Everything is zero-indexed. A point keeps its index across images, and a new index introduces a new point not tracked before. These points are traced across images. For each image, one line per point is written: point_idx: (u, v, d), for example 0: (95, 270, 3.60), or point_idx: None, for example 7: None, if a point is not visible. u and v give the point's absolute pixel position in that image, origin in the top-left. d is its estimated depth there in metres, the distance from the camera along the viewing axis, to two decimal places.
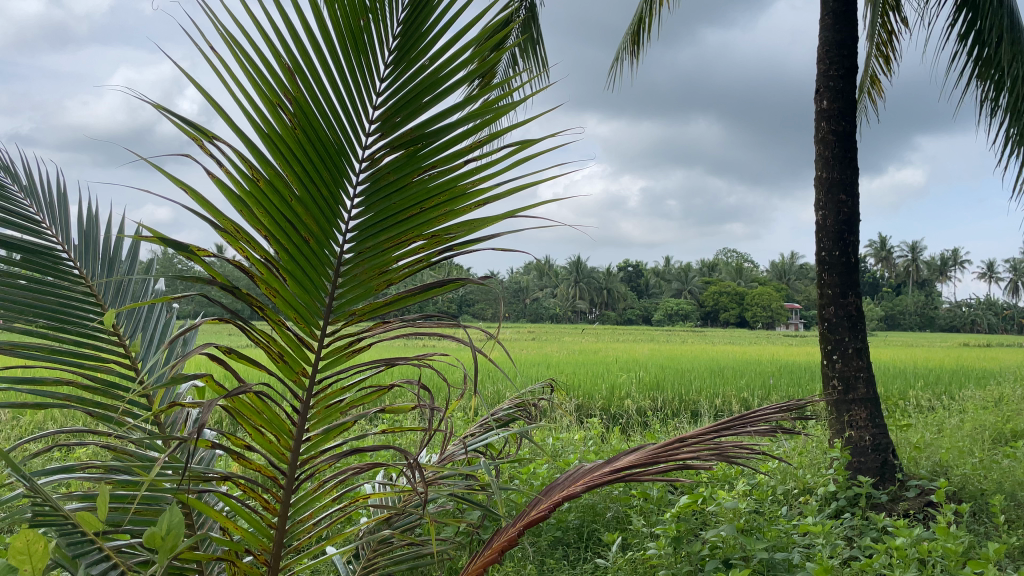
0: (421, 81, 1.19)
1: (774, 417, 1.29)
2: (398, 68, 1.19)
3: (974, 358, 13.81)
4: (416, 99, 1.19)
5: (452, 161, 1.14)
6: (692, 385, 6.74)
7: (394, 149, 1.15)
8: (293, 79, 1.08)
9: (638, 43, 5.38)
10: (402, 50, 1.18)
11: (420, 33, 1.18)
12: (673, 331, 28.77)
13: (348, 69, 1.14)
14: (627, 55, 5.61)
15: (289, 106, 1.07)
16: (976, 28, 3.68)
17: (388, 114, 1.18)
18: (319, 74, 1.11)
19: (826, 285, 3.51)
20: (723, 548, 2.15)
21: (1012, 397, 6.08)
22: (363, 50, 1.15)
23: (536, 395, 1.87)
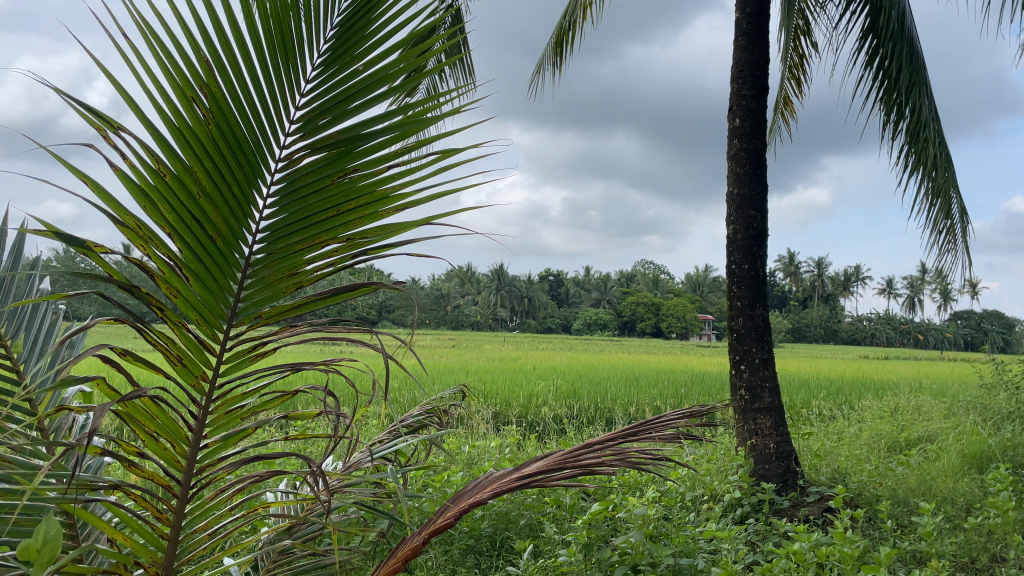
0: (351, 85, 1.17)
1: (681, 421, 1.33)
2: (328, 70, 1.17)
3: (871, 370, 14.54)
4: (342, 102, 1.17)
5: (375, 165, 1.13)
6: (607, 392, 6.85)
7: (316, 150, 1.13)
8: (210, 72, 1.06)
9: (561, 56, 5.46)
10: (334, 53, 1.17)
11: (358, 37, 1.18)
12: (592, 340, 29.18)
13: (275, 69, 1.13)
14: (550, 66, 5.67)
15: (204, 100, 1.05)
16: (879, 55, 3.88)
17: (312, 115, 1.16)
18: (239, 73, 1.10)
19: (735, 297, 3.63)
20: (632, 554, 2.19)
21: (906, 407, 6.42)
22: (292, 51, 1.14)
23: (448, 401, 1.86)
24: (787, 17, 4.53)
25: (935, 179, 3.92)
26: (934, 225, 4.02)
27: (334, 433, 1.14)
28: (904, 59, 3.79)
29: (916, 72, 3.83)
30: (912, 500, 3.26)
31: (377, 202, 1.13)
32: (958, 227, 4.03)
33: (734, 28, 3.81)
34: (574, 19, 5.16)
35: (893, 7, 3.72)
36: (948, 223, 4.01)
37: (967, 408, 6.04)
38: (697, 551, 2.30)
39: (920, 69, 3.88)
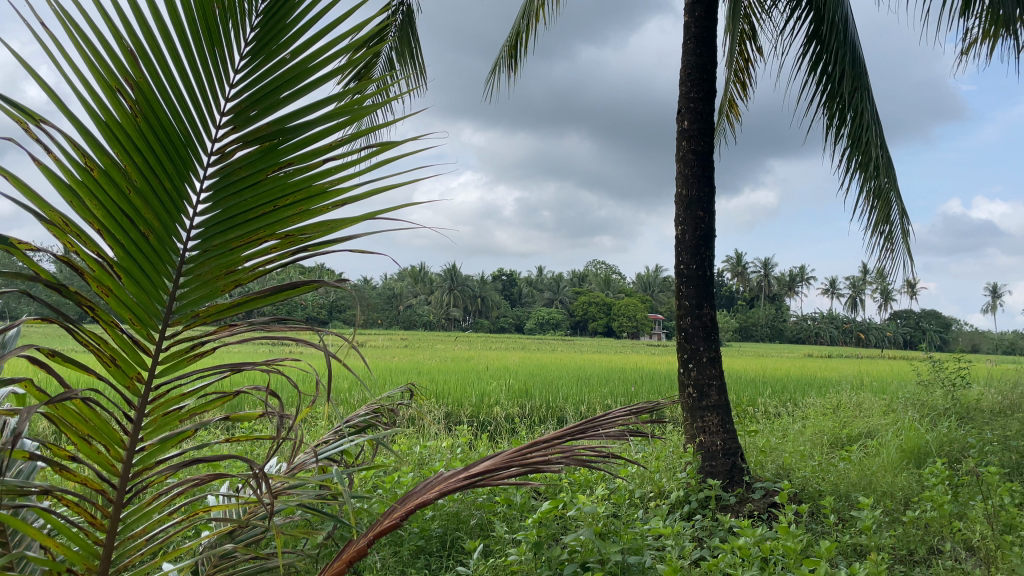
0: (280, 75, 1.17)
1: (628, 418, 1.36)
2: (255, 59, 1.18)
3: (814, 368, 14.89)
4: (272, 92, 1.17)
5: (309, 159, 1.13)
6: (559, 391, 6.88)
7: (248, 143, 1.13)
8: (137, 64, 1.06)
9: (514, 56, 5.47)
10: (260, 43, 1.18)
11: (281, 27, 1.19)
12: (544, 339, 29.27)
13: (202, 60, 1.13)
14: (503, 67, 5.68)
15: (131, 92, 1.03)
16: (822, 60, 3.97)
17: (242, 107, 1.15)
18: (166, 63, 1.10)
19: (683, 297, 3.68)
20: (581, 552, 2.20)
21: (847, 404, 6.60)
22: (218, 40, 1.14)
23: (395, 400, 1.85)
24: (733, 21, 4.62)
25: (876, 183, 4.03)
26: (874, 227, 4.13)
27: (277, 434, 1.12)
28: (846, 64, 3.89)
29: (858, 77, 3.94)
30: (854, 494, 3.35)
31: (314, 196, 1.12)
32: (897, 230, 4.15)
33: (683, 31, 3.86)
34: (527, 20, 5.17)
35: (835, 12, 3.82)
36: (887, 226, 4.13)
37: (905, 404, 6.22)
38: (645, 548, 2.33)
39: (862, 75, 3.98)
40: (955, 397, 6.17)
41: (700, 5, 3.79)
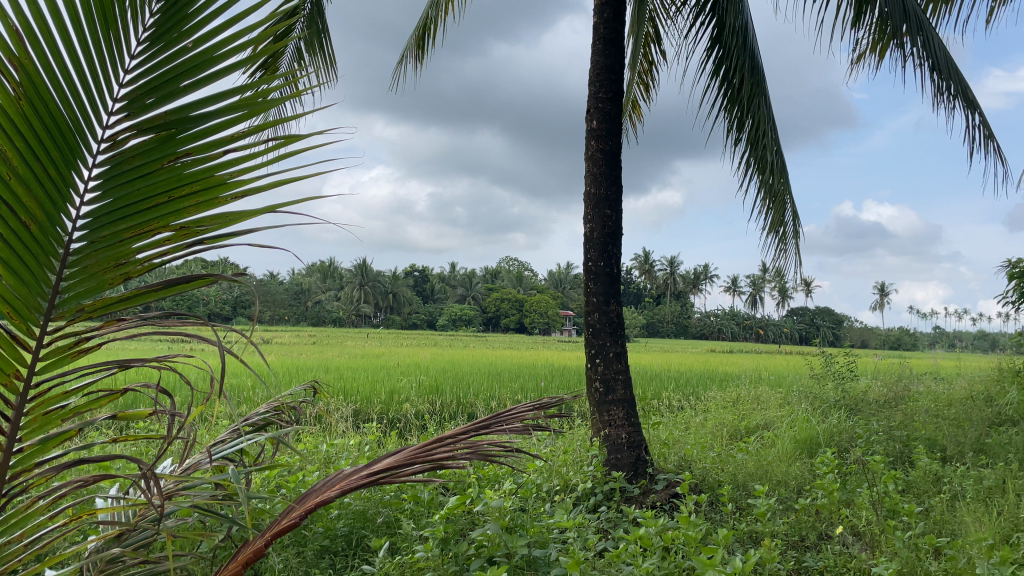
0: (180, 62, 1.13)
1: (533, 412, 1.40)
2: (154, 46, 1.13)
3: (715, 362, 15.43)
4: (171, 81, 1.13)
5: (209, 150, 1.09)
6: (469, 388, 6.89)
7: (143, 132, 1.08)
8: (21, 44, 1.00)
9: (422, 48, 5.43)
10: (160, 29, 1.14)
11: (185, 14, 1.15)
12: (456, 335, 29.24)
13: (96, 42, 1.08)
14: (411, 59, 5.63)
15: (15, 73, 0.97)
16: (724, 65, 4.11)
17: (139, 94, 1.10)
18: (54, 43, 1.05)
19: (591, 293, 3.74)
20: (488, 547, 2.21)
21: (745, 397, 6.87)
22: (113, 24, 1.10)
23: (293, 398, 1.82)
24: (639, 25, 4.72)
25: (772, 186, 4.20)
26: (770, 227, 4.31)
27: (169, 433, 1.08)
28: (746, 70, 4.04)
29: (757, 84, 4.09)
30: (750, 483, 3.49)
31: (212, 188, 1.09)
32: (790, 230, 4.34)
33: (592, 31, 3.92)
34: (436, 13, 5.14)
35: (737, 20, 3.95)
36: (781, 227, 4.32)
37: (799, 397, 6.52)
38: (550, 541, 2.36)
39: (761, 81, 4.15)
40: (844, 390, 6.51)
41: (609, 6, 3.86)
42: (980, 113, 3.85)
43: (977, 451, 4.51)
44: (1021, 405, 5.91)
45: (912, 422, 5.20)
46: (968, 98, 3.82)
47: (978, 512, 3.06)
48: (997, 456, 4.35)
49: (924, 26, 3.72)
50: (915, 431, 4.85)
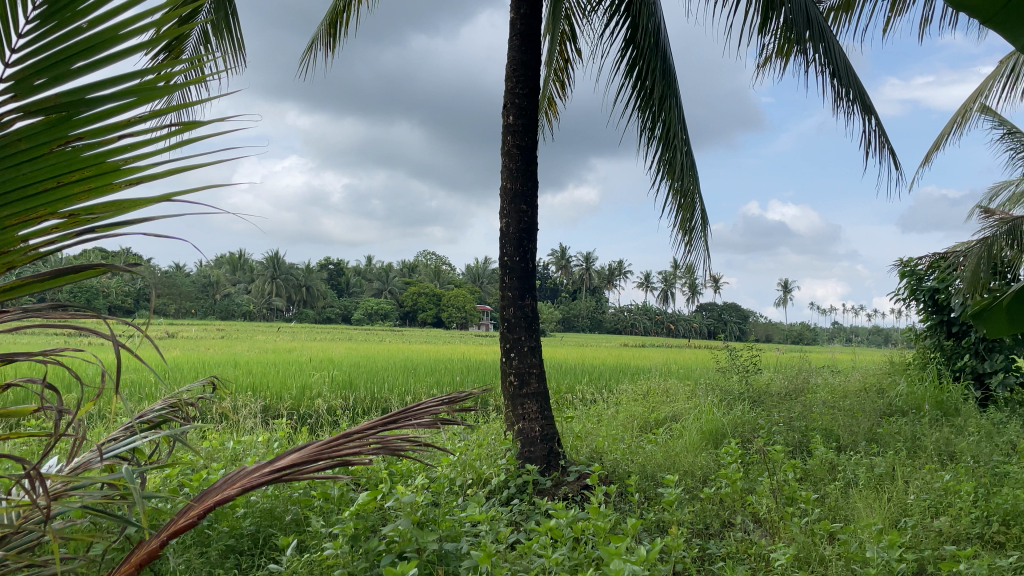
0: (76, 42, 0.92)
1: (440, 403, 1.44)
2: (46, 24, 0.92)
3: (628, 356, 15.80)
4: (63, 61, 0.91)
5: (105, 135, 0.94)
6: (383, 383, 6.83)
7: (28, 113, 0.91)
8: None
9: (333, 36, 5.34)
10: (53, 7, 0.93)
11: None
12: (371, 330, 28.91)
13: None
14: (321, 46, 5.52)
15: None
16: (637, 66, 4.19)
17: (23, 74, 0.90)
18: None
19: (506, 288, 3.76)
20: (399, 542, 2.20)
21: (655, 390, 7.06)
22: None
23: (192, 394, 1.77)
24: (555, 22, 4.75)
25: (682, 185, 4.31)
26: (680, 225, 4.43)
27: (55, 431, 1.03)
28: (658, 72, 4.12)
29: (668, 85, 4.18)
30: (659, 474, 3.58)
31: (105, 173, 0.98)
32: (698, 228, 4.47)
33: (508, 27, 3.93)
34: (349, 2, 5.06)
35: (649, 21, 4.03)
36: (690, 224, 4.44)
37: (706, 390, 6.75)
38: (462, 535, 2.36)
39: (672, 82, 4.25)
40: (748, 382, 6.76)
41: (526, 3, 3.88)
42: (876, 119, 4.04)
43: (870, 440, 4.76)
44: (909, 396, 6.27)
45: (810, 413, 5.45)
46: (864, 104, 4.01)
47: (869, 499, 3.24)
48: (887, 445, 4.61)
49: (825, 34, 3.90)
50: (813, 422, 5.08)
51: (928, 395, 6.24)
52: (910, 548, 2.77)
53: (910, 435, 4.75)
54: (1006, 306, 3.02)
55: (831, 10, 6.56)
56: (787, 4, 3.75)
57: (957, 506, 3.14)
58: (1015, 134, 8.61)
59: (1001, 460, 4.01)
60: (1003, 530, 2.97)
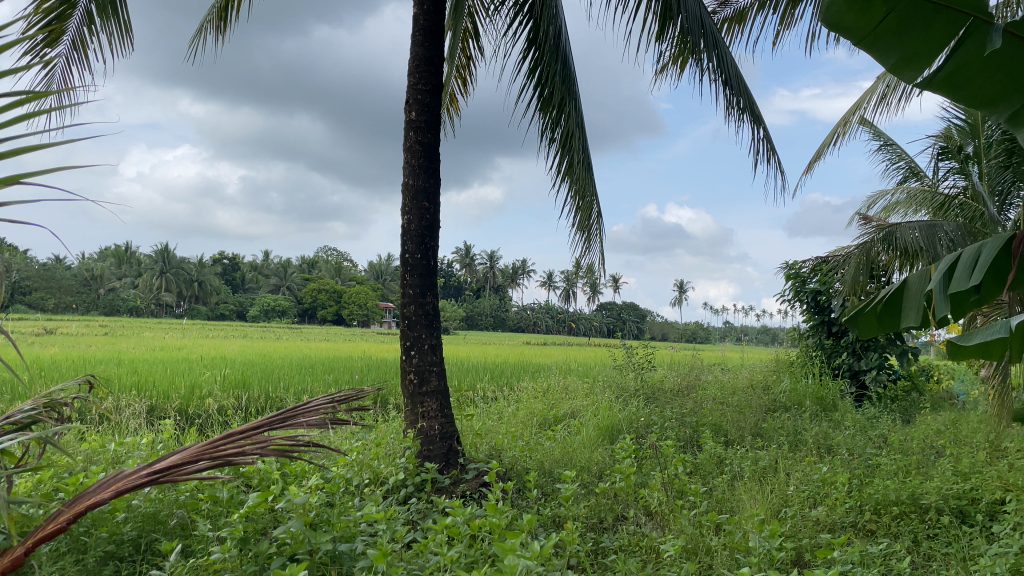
0: None
1: (330, 405, 1.49)
2: None
3: (528, 354, 16.01)
4: None
5: None
6: (279, 381, 6.65)
7: None
8: None
9: (225, 20, 5.14)
10: None
11: None
12: (268, 326, 28.11)
13: None
14: (212, 28, 5.31)
15: None
16: (539, 68, 4.23)
17: None
18: None
19: (407, 285, 3.72)
20: (291, 544, 2.15)
21: (555, 387, 7.18)
22: None
23: (66, 394, 1.67)
24: (458, 19, 4.73)
25: (580, 185, 4.40)
26: (578, 225, 4.52)
27: None
28: (559, 75, 4.18)
29: (568, 89, 4.25)
30: (555, 469, 3.64)
31: None
32: (595, 227, 4.57)
33: (411, 22, 3.89)
34: None
35: (550, 24, 4.08)
36: (588, 225, 4.53)
37: (603, 387, 6.90)
38: (357, 535, 2.33)
39: (572, 84, 4.31)
40: (643, 380, 6.95)
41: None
42: (764, 128, 4.23)
43: (755, 434, 4.99)
44: (792, 393, 6.60)
45: (701, 408, 5.66)
46: (754, 114, 4.19)
47: (753, 490, 3.39)
48: (771, 439, 4.83)
49: (718, 44, 4.04)
50: (703, 417, 5.27)
51: (809, 391, 6.59)
52: (790, 537, 2.92)
53: (792, 429, 5.00)
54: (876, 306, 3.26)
55: (724, 21, 6.80)
56: (683, 14, 3.87)
57: (834, 495, 3.32)
58: (889, 146, 9.17)
59: (872, 452, 4.28)
60: (874, 518, 3.17)
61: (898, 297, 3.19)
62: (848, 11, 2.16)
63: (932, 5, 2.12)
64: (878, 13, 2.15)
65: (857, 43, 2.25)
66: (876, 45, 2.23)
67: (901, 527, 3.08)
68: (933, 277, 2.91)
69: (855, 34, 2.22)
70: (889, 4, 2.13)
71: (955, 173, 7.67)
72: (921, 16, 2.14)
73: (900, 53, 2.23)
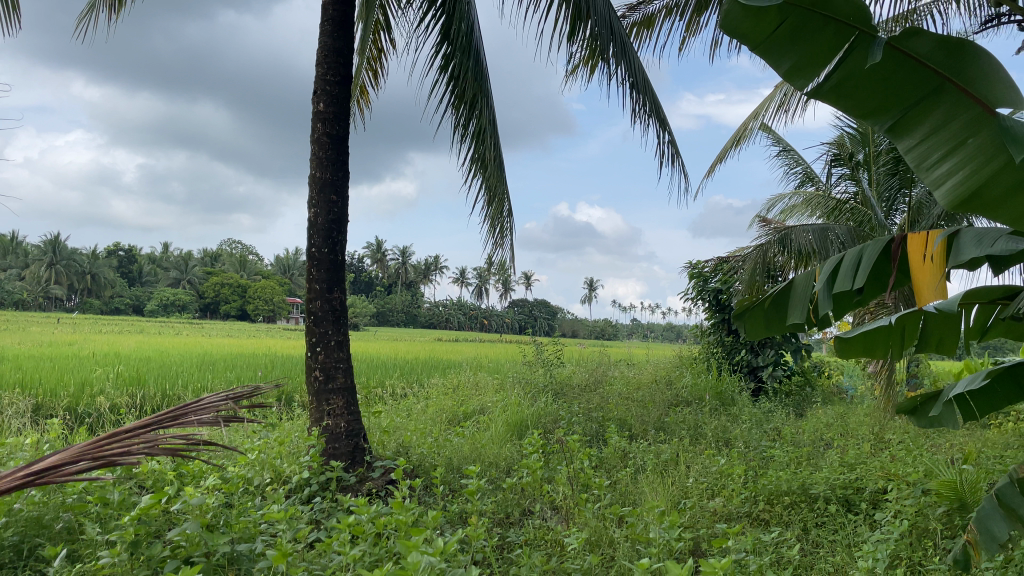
0: None
1: (223, 403, 1.46)
2: None
3: (438, 350, 15.99)
4: None
5: None
6: (177, 378, 6.41)
7: None
8: None
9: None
10: None
11: None
12: (166, 321, 26.99)
13: None
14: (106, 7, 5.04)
15: None
16: (451, 63, 4.21)
17: None
18: None
19: (313, 280, 3.64)
20: (185, 547, 2.07)
21: (465, 383, 7.19)
22: None
23: None
24: (369, 11, 4.66)
25: (492, 181, 4.41)
26: (490, 221, 4.53)
27: None
28: (471, 71, 4.17)
29: (480, 87, 4.25)
30: (463, 466, 3.64)
31: None
32: (507, 223, 4.60)
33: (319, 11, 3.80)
34: None
35: (462, 21, 4.06)
36: (500, 223, 4.56)
37: (513, 382, 6.96)
38: (256, 536, 2.28)
39: (485, 81, 4.31)
40: (552, 375, 7.04)
41: None
42: (669, 132, 4.34)
43: (658, 429, 5.13)
44: (693, 387, 6.82)
45: (607, 404, 5.78)
46: (660, 118, 4.30)
47: (655, 483, 3.49)
48: (673, 432, 4.98)
49: (626, 48, 4.12)
50: (609, 412, 5.38)
51: (709, 387, 6.82)
52: (688, 528, 3.02)
53: (693, 424, 5.17)
54: (764, 304, 3.41)
55: (633, 25, 6.90)
56: (593, 17, 3.92)
57: (730, 487, 3.46)
58: (788, 152, 9.57)
59: (767, 445, 4.46)
60: (767, 508, 3.31)
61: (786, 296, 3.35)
62: (743, 18, 2.28)
63: (820, 17, 2.25)
64: (772, 22, 2.27)
65: (753, 47, 2.37)
66: (770, 50, 2.35)
67: (792, 516, 3.22)
68: (818, 278, 3.04)
69: (750, 38, 2.34)
70: (781, 13, 2.25)
71: (847, 179, 8.11)
72: (813, 28, 2.27)
73: (792, 61, 2.33)
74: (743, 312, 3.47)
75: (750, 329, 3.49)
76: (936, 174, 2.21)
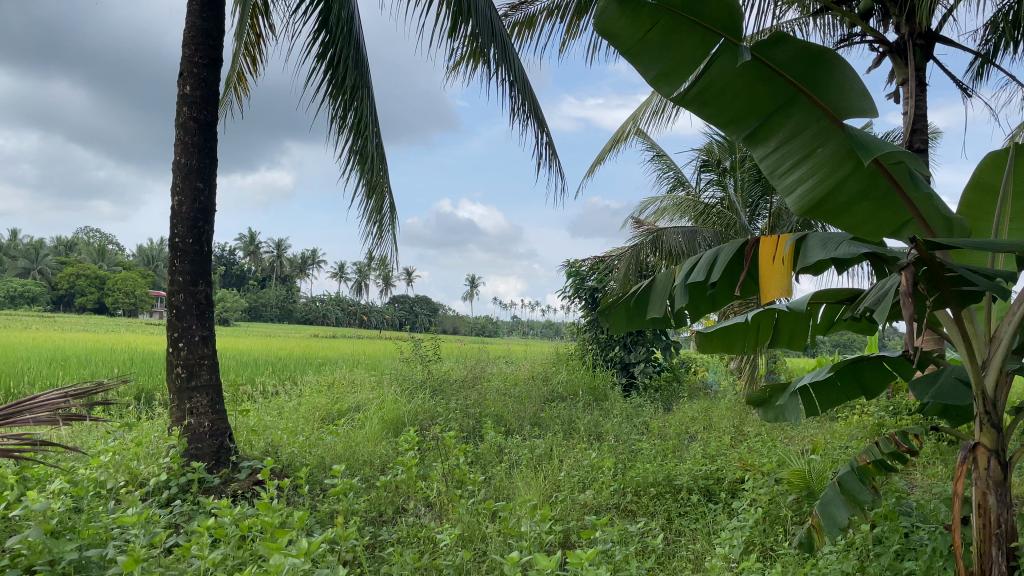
0: None
1: (63, 400, 1.53)
2: None
3: (315, 347, 15.57)
4: None
5: None
6: (22, 376, 5.94)
7: None
8: None
9: None
10: None
11: None
12: (15, 314, 24.95)
13: None
14: None
15: None
16: (330, 52, 4.11)
17: None
18: None
19: (176, 272, 3.46)
20: (27, 556, 1.94)
21: (340, 380, 7.04)
22: None
23: None
24: None
25: (372, 175, 4.35)
26: (368, 217, 4.46)
27: None
28: (351, 61, 4.08)
29: (360, 75, 4.17)
30: (334, 465, 3.58)
31: None
32: (386, 219, 4.54)
33: None
34: None
35: (343, 9, 3.96)
36: (379, 219, 4.50)
37: (390, 378, 6.88)
38: (108, 542, 2.16)
39: (365, 73, 4.24)
40: (429, 372, 7.01)
41: None
42: (547, 133, 4.42)
43: (533, 423, 5.21)
44: (568, 383, 6.97)
45: (483, 400, 5.81)
46: (539, 119, 4.37)
47: (527, 478, 3.54)
48: (547, 428, 5.08)
49: (507, 48, 4.16)
50: (486, 408, 5.42)
51: (584, 383, 6.99)
52: (558, 520, 3.09)
53: (567, 419, 5.27)
54: (627, 301, 3.53)
55: (515, 25, 6.94)
56: (474, 15, 3.94)
57: (600, 479, 3.56)
58: (662, 157, 9.94)
59: (636, 438, 4.63)
60: (634, 499, 3.43)
61: (647, 295, 3.47)
62: (619, 17, 2.35)
63: (689, 22, 2.32)
64: (644, 23, 2.35)
65: (624, 51, 2.44)
66: (640, 55, 2.43)
67: (656, 507, 3.35)
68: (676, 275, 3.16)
69: (623, 41, 2.41)
70: (653, 16, 2.33)
71: (714, 185, 8.53)
72: (682, 32, 2.34)
73: (659, 68, 2.43)
74: (608, 309, 3.58)
75: (614, 324, 3.61)
76: (789, 181, 2.41)
